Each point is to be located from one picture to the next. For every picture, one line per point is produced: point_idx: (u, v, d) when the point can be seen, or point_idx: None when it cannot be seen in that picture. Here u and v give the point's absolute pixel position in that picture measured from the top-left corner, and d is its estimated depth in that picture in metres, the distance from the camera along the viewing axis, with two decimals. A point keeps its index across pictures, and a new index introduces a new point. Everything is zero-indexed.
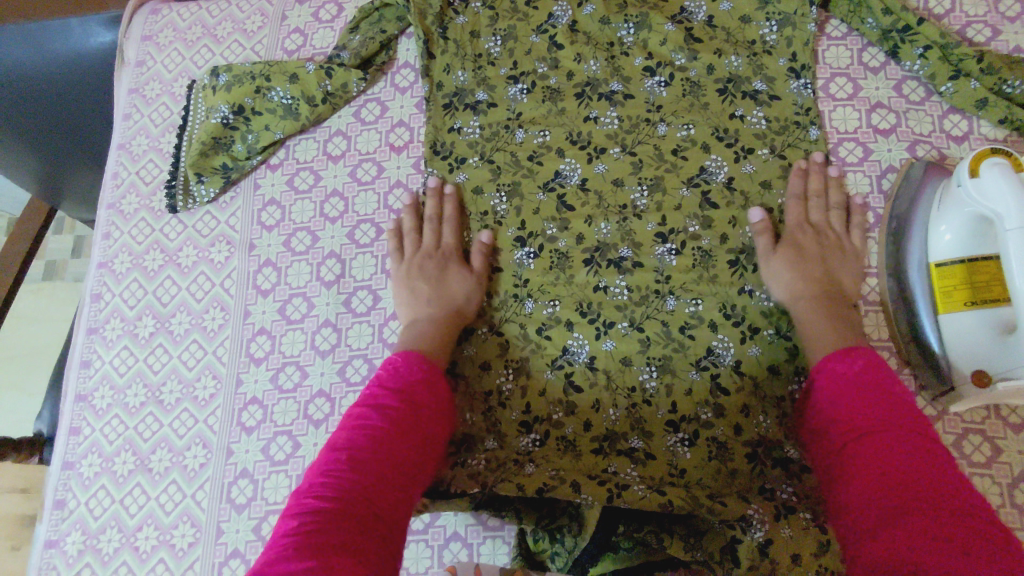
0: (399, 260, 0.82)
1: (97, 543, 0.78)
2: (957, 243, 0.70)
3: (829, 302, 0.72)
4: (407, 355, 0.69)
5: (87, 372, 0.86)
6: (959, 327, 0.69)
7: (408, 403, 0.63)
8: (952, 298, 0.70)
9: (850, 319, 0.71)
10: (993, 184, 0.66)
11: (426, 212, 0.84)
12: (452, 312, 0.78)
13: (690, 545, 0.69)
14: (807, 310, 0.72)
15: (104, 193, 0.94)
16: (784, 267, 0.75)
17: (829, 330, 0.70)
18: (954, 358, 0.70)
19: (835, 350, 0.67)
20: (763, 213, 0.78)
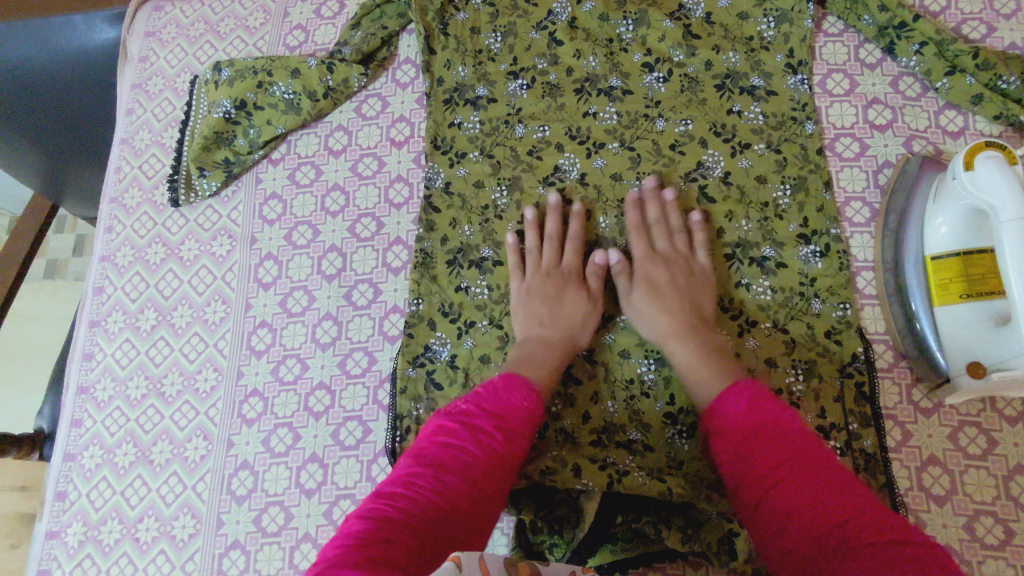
0: (520, 278, 0.79)
1: (98, 534, 0.78)
2: (952, 236, 0.71)
3: (695, 334, 0.71)
4: (514, 381, 0.66)
5: (89, 364, 0.86)
6: (954, 320, 0.70)
7: (506, 438, 0.61)
8: (948, 291, 0.70)
9: (723, 354, 0.69)
10: (986, 177, 0.66)
11: (546, 231, 0.81)
12: (570, 337, 0.74)
13: (688, 536, 0.69)
14: (674, 345, 0.71)
15: (107, 187, 0.95)
16: (639, 302, 0.75)
17: (704, 367, 0.68)
18: (948, 350, 0.70)
19: (716, 388, 0.65)
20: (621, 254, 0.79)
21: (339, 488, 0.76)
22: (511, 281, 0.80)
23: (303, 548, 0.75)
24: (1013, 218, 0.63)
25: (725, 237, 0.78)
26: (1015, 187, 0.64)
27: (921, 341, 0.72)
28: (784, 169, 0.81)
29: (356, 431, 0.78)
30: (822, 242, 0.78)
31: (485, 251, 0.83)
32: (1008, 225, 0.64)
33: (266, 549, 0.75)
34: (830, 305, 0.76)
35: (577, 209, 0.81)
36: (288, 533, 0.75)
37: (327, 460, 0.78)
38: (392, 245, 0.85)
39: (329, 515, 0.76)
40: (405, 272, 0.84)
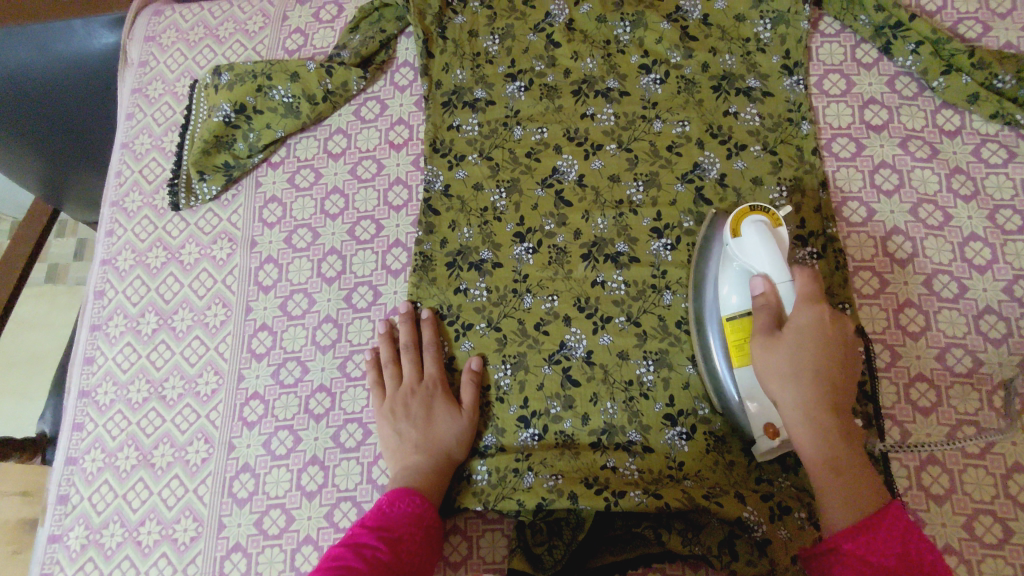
0: (381, 395, 0.78)
1: (100, 538, 0.79)
2: (741, 305, 0.68)
3: (827, 437, 0.58)
4: (398, 493, 0.68)
5: (90, 368, 0.87)
6: (748, 385, 0.67)
7: (392, 548, 0.63)
8: (742, 352, 0.67)
9: (851, 459, 0.58)
10: (753, 246, 0.66)
11: (400, 342, 0.79)
12: (443, 459, 0.73)
13: (688, 539, 0.68)
14: (805, 439, 0.58)
15: (107, 191, 0.95)
16: (811, 387, 0.59)
17: (831, 465, 0.58)
18: (753, 409, 0.67)
19: (837, 486, 0.57)
20: (763, 342, 0.62)
21: (341, 490, 0.76)
22: (372, 399, 0.78)
23: (305, 550, 0.75)
24: (784, 293, 0.63)
25: (795, 348, 0.60)
26: (776, 256, 0.64)
27: (720, 378, 0.71)
28: (780, 170, 0.81)
29: (357, 433, 0.79)
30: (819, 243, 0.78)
31: (485, 253, 0.82)
32: (780, 301, 0.63)
33: (267, 552, 0.75)
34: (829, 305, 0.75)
35: (427, 314, 0.80)
36: (290, 535, 0.76)
37: (328, 462, 0.78)
38: (391, 248, 0.86)
39: (330, 518, 0.76)
40: (404, 274, 0.84)
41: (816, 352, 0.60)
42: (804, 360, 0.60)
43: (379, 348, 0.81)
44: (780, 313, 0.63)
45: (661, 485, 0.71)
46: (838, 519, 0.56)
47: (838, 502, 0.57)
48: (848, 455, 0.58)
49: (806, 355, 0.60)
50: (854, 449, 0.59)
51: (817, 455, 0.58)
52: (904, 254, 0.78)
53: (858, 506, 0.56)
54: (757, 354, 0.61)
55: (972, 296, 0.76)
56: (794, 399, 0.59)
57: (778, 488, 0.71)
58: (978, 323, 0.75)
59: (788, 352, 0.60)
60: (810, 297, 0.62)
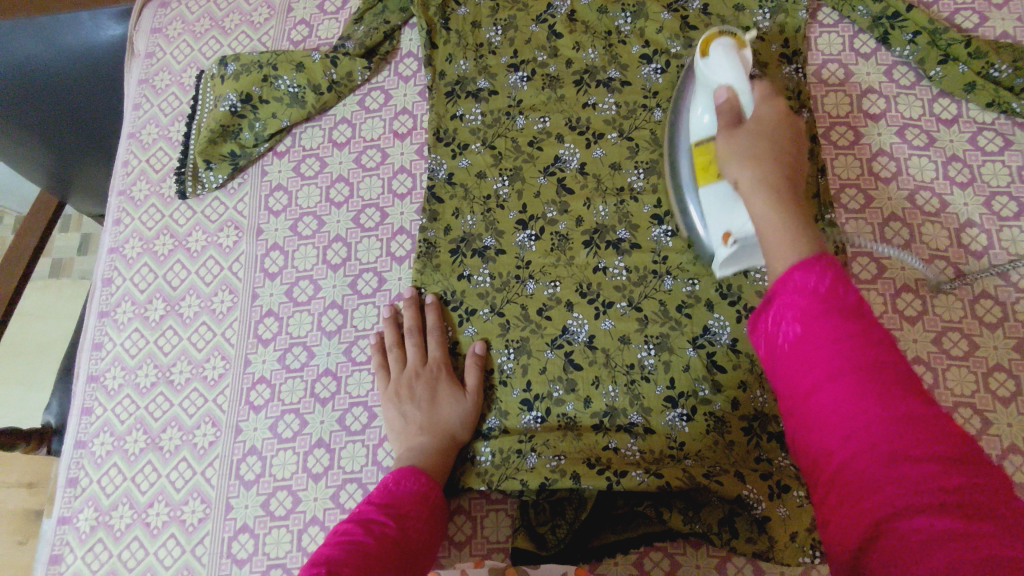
0: (385, 378, 0.79)
1: (109, 520, 0.80)
2: (710, 124, 0.69)
3: (778, 191, 0.52)
4: (403, 472, 0.69)
5: (99, 354, 0.88)
6: (715, 200, 0.68)
7: (399, 523, 0.64)
8: (705, 168, 0.69)
9: (807, 223, 0.50)
10: (718, 63, 0.68)
11: (404, 326, 0.81)
12: (446, 441, 0.74)
13: (689, 518, 0.70)
14: (756, 204, 0.53)
15: (115, 181, 0.96)
16: (759, 162, 0.55)
17: (784, 228, 0.50)
18: (712, 226, 0.69)
19: (786, 251, 0.48)
20: (723, 130, 0.61)
21: (346, 472, 0.78)
22: (376, 382, 0.79)
23: (312, 530, 0.76)
24: (743, 96, 0.64)
25: (751, 134, 0.58)
26: (737, 68, 0.66)
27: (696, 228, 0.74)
28: None
29: (362, 416, 0.80)
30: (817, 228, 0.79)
31: (488, 239, 0.84)
32: (740, 104, 0.63)
33: (274, 532, 0.76)
34: None
35: (431, 300, 0.81)
36: (296, 516, 0.77)
37: (334, 445, 0.79)
38: (396, 235, 0.87)
39: (336, 499, 0.77)
40: (409, 261, 0.86)
41: (769, 142, 0.56)
42: (760, 142, 0.56)
43: (383, 332, 0.82)
44: (740, 112, 0.63)
45: (661, 465, 0.72)
46: (777, 265, 0.48)
47: (781, 249, 0.49)
48: (798, 215, 0.50)
49: (761, 141, 0.56)
50: (806, 215, 0.51)
51: (760, 204, 0.52)
52: (901, 241, 0.79)
53: (799, 246, 0.48)
54: (719, 140, 0.60)
55: (968, 281, 0.77)
56: (746, 170, 0.55)
57: (777, 467, 0.72)
58: (974, 308, 0.76)
59: (747, 133, 0.58)
60: (767, 97, 0.62)
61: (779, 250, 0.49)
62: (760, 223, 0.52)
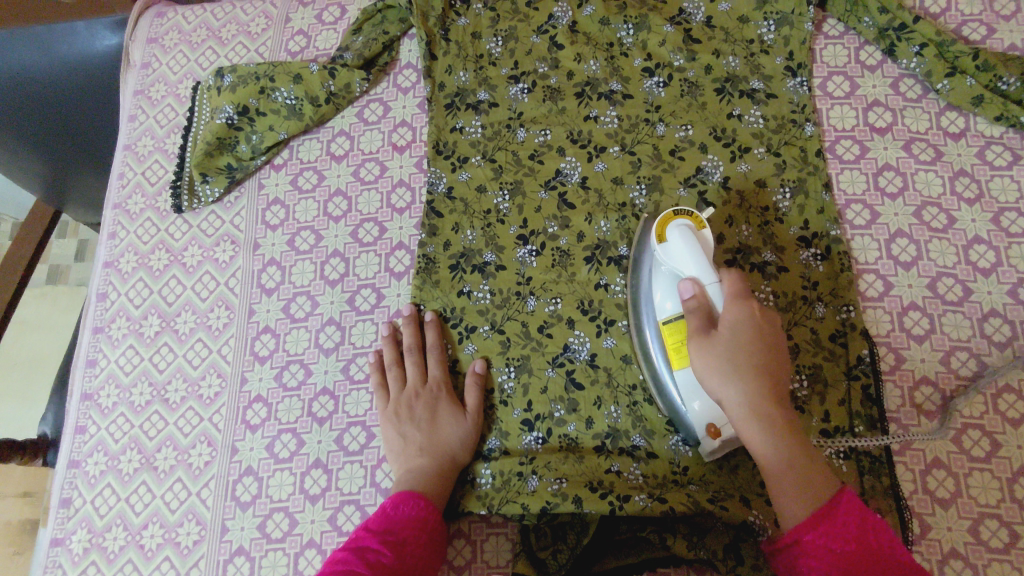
0: (384, 397, 0.77)
1: (103, 541, 0.78)
2: (676, 311, 0.67)
3: (769, 417, 0.57)
4: (402, 496, 0.68)
5: (93, 371, 0.86)
6: (689, 389, 0.66)
7: (396, 552, 0.63)
8: (680, 354, 0.67)
9: (802, 449, 0.57)
10: (677, 250, 0.65)
11: (403, 345, 0.79)
12: (447, 462, 0.73)
13: (693, 544, 0.68)
14: (752, 432, 0.58)
15: (110, 193, 0.95)
16: (746, 383, 0.58)
17: (789, 487, 0.56)
18: (693, 414, 0.67)
19: (799, 506, 0.56)
20: (698, 337, 0.61)
21: (344, 493, 0.76)
22: (375, 401, 0.78)
23: (308, 554, 0.75)
24: (713, 295, 0.63)
25: (730, 341, 0.60)
26: (699, 258, 0.64)
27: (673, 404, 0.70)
28: (784, 172, 0.81)
29: (360, 436, 0.79)
30: (822, 245, 0.78)
31: (488, 255, 0.82)
32: (712, 304, 0.63)
33: (270, 555, 0.75)
34: (833, 307, 0.75)
35: (431, 317, 0.80)
36: (293, 539, 0.75)
37: (332, 465, 0.78)
38: (394, 250, 0.86)
39: (333, 521, 0.76)
40: (407, 277, 0.84)
41: (749, 347, 0.59)
42: (743, 359, 0.59)
43: (382, 351, 0.81)
44: (711, 313, 0.62)
45: (665, 489, 0.71)
46: (789, 516, 0.56)
47: (792, 498, 0.56)
48: (795, 443, 0.57)
49: (742, 350, 0.59)
50: (800, 440, 0.57)
51: (760, 441, 0.57)
52: (908, 257, 0.78)
53: (807, 494, 0.56)
54: (694, 355, 0.61)
55: (976, 299, 0.76)
56: (738, 398, 0.58)
57: None
58: (982, 326, 0.75)
59: (727, 357, 0.59)
60: (738, 294, 0.61)
61: (794, 499, 0.56)
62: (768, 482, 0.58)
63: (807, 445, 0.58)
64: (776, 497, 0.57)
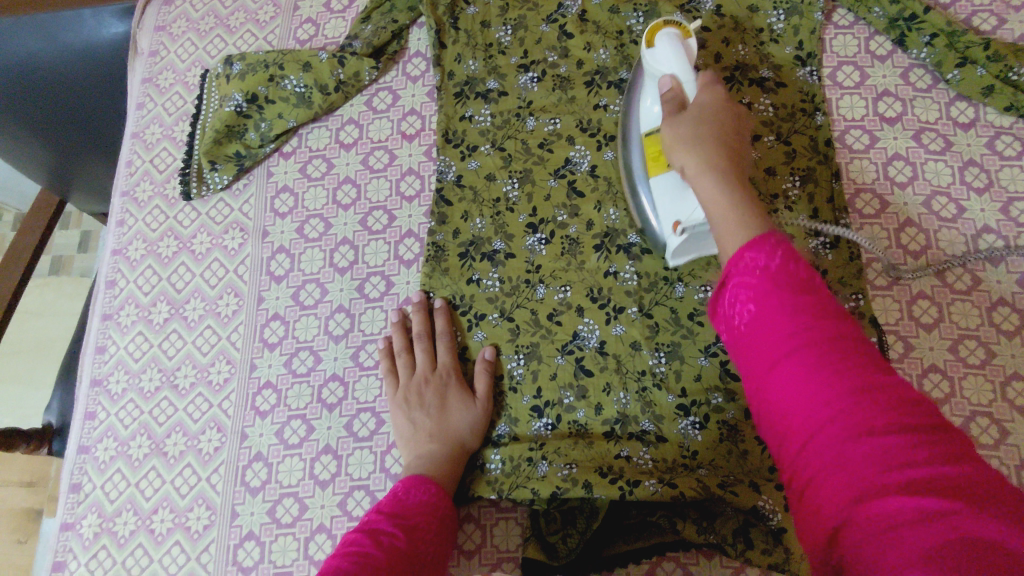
0: (394, 380, 0.78)
1: (113, 526, 0.79)
2: (654, 117, 0.70)
3: (722, 168, 0.55)
4: (413, 481, 0.68)
5: (102, 358, 0.87)
6: (664, 190, 0.68)
7: (409, 536, 0.62)
8: (654, 161, 0.69)
9: (752, 200, 0.53)
10: (663, 55, 0.68)
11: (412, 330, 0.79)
12: (457, 448, 0.73)
13: (703, 529, 0.69)
14: (701, 181, 0.55)
15: (118, 181, 0.95)
16: (702, 145, 0.57)
17: (731, 215, 0.51)
18: (662, 217, 0.70)
19: (734, 233, 0.50)
20: (671, 116, 0.62)
21: (354, 479, 0.77)
22: (384, 387, 0.78)
23: (319, 539, 0.75)
24: (688, 87, 0.66)
25: (700, 116, 0.60)
26: (681, 61, 0.67)
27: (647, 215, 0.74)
28: (794, 160, 0.81)
29: (370, 422, 0.79)
30: (832, 234, 0.78)
31: (498, 243, 0.82)
32: (685, 92, 0.65)
33: (280, 540, 0.75)
34: (842, 296, 0.76)
35: (440, 304, 0.80)
36: (303, 524, 0.76)
37: (342, 451, 0.78)
38: (404, 238, 0.86)
39: (344, 506, 0.76)
40: (417, 264, 0.84)
41: (712, 121, 0.60)
42: (704, 129, 0.59)
43: (391, 337, 0.81)
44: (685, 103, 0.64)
45: (675, 474, 0.71)
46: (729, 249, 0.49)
47: (730, 232, 0.50)
48: (743, 197, 0.52)
49: (707, 124, 0.59)
50: (750, 194, 0.53)
51: (704, 185, 0.55)
52: (917, 246, 0.78)
53: (748, 229, 0.49)
54: (664, 126, 0.62)
55: (986, 288, 0.76)
56: (692, 157, 0.57)
57: None
58: (991, 316, 0.75)
59: (692, 126, 0.59)
60: (712, 83, 0.64)
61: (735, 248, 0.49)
62: (714, 227, 0.52)
63: (760, 204, 0.52)
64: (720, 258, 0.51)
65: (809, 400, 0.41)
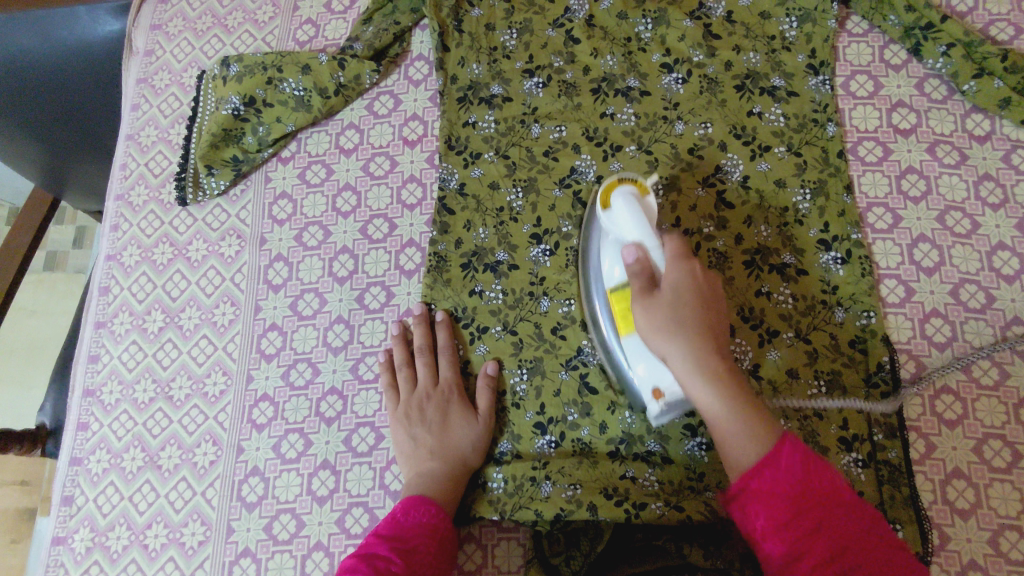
0: (394, 398, 0.76)
1: (106, 541, 0.77)
2: (622, 277, 0.66)
3: (713, 364, 0.55)
4: (413, 501, 0.66)
5: (95, 367, 0.85)
6: (636, 356, 0.66)
7: (407, 561, 0.61)
8: (626, 320, 0.66)
9: (751, 399, 0.55)
10: (621, 214, 0.63)
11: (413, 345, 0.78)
12: (459, 466, 0.71)
13: (710, 553, 0.67)
14: (695, 387, 0.55)
15: (112, 184, 0.93)
16: (687, 337, 0.56)
17: (735, 427, 0.53)
18: (640, 382, 0.66)
19: (742, 440, 0.53)
20: (641, 303, 0.59)
21: (353, 496, 0.75)
22: (385, 402, 0.77)
23: (316, 557, 0.73)
24: (655, 258, 0.61)
25: (675, 288, 0.58)
26: (641, 223, 0.62)
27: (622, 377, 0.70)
28: (805, 173, 0.79)
29: (369, 437, 0.77)
30: (843, 249, 0.76)
31: (501, 254, 0.80)
32: (654, 264, 0.61)
33: (277, 557, 0.74)
34: (853, 313, 0.74)
35: (441, 317, 0.78)
36: (300, 541, 0.74)
37: (340, 466, 0.76)
38: (405, 247, 0.84)
39: (342, 523, 0.74)
40: (418, 275, 0.82)
41: (689, 309, 0.57)
42: (684, 315, 0.57)
43: (392, 351, 0.79)
44: (654, 274, 0.60)
45: (682, 496, 0.70)
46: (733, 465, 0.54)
47: (734, 446, 0.54)
48: (741, 394, 0.54)
49: (684, 309, 0.57)
50: (744, 387, 0.55)
51: (699, 391, 0.55)
52: (930, 262, 0.76)
53: (755, 442, 0.53)
54: (637, 316, 0.59)
55: (1000, 307, 0.74)
56: (679, 352, 0.56)
57: None
58: (1005, 335, 0.73)
59: (668, 314, 0.57)
60: (679, 254, 0.60)
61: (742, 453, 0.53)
62: (715, 437, 0.55)
63: (757, 400, 0.55)
64: (725, 459, 0.55)
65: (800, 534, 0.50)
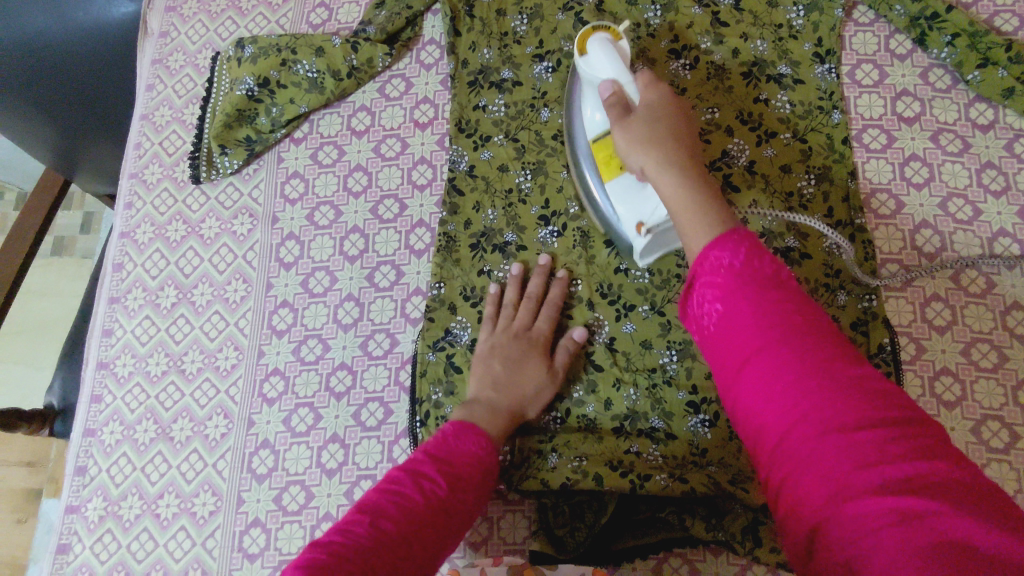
0: (490, 329, 0.76)
1: (118, 510, 0.78)
2: (603, 123, 0.70)
3: (680, 161, 0.55)
4: (463, 427, 0.64)
5: (109, 341, 0.86)
6: (620, 195, 0.69)
7: (452, 485, 0.59)
8: (609, 164, 0.70)
9: (717, 193, 0.53)
10: (595, 58, 0.66)
11: (535, 291, 0.78)
12: (518, 409, 0.71)
13: (711, 526, 0.69)
14: (665, 181, 0.54)
15: (127, 163, 0.94)
16: (655, 142, 0.56)
17: (697, 212, 0.51)
18: (625, 219, 0.70)
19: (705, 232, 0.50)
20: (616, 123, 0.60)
21: (361, 469, 0.76)
22: (482, 329, 0.77)
23: (325, 527, 0.75)
24: (629, 88, 0.63)
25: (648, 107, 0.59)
26: (615, 64, 0.65)
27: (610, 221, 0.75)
28: (809, 159, 0.80)
29: (378, 412, 0.79)
30: (847, 233, 0.78)
31: (509, 235, 0.82)
32: (627, 93, 0.62)
33: (286, 527, 0.75)
34: (855, 296, 0.75)
35: (549, 265, 0.79)
36: (310, 511, 0.76)
37: (349, 440, 0.78)
38: (415, 227, 0.85)
39: (350, 495, 0.76)
40: (427, 255, 0.84)
41: (661, 117, 0.58)
42: (656, 125, 0.57)
43: (506, 288, 0.79)
44: (628, 101, 0.62)
45: (685, 470, 0.71)
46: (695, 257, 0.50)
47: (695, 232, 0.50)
48: (706, 187, 0.53)
49: (655, 121, 0.58)
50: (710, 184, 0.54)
51: (664, 182, 0.54)
52: (932, 248, 0.78)
53: (713, 225, 0.50)
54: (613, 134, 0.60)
55: (1000, 291, 0.75)
56: (647, 156, 0.56)
57: None
58: (1005, 320, 0.74)
59: (637, 123, 0.58)
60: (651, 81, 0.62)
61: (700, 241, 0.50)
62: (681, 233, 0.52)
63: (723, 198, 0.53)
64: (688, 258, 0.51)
65: (780, 382, 0.42)
